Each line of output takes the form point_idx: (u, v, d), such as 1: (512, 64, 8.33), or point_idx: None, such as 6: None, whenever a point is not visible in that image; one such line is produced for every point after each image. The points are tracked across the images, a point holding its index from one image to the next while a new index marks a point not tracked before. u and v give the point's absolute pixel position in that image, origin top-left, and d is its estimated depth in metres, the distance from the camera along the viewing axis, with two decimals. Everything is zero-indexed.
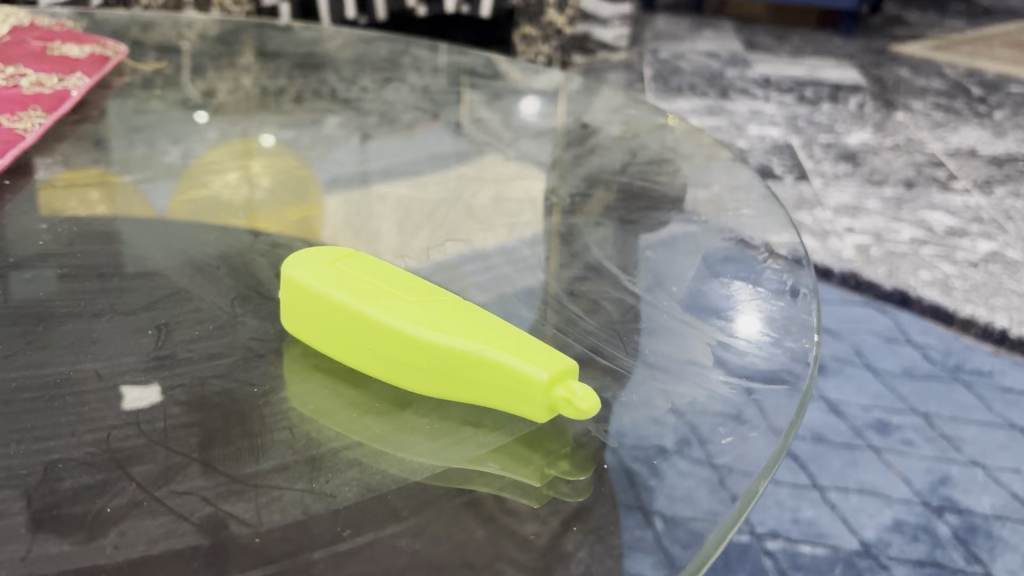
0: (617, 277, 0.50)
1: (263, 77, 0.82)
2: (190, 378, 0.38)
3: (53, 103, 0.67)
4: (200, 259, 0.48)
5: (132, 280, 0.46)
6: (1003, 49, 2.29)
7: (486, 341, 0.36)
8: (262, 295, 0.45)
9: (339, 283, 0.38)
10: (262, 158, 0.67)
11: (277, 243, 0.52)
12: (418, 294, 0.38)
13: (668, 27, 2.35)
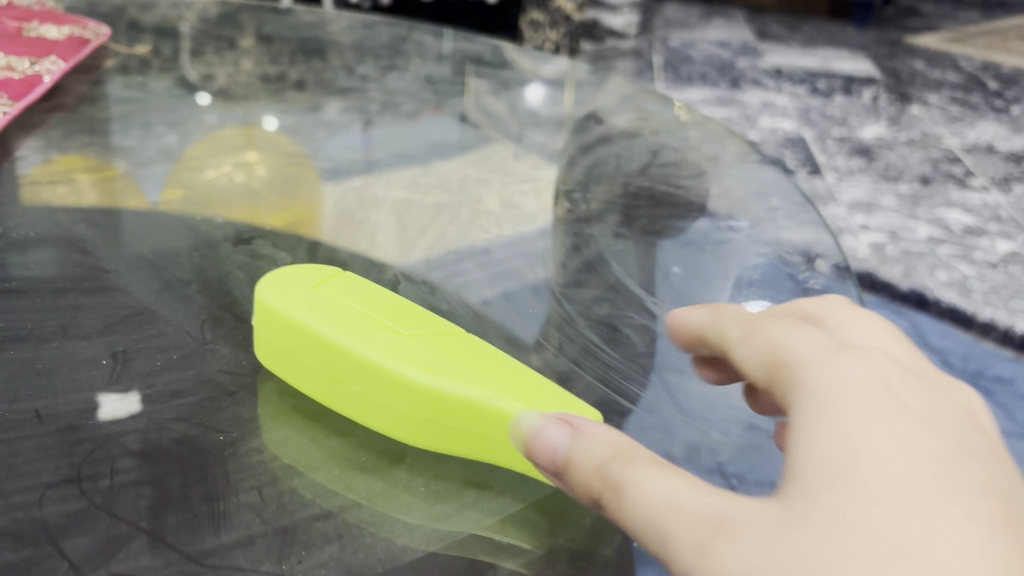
0: (642, 298, 0.53)
1: (264, 61, 0.85)
2: (146, 424, 0.36)
3: (21, 89, 0.65)
4: (168, 276, 0.48)
5: (88, 297, 0.45)
6: (1016, 44, 2.52)
7: (480, 382, 0.36)
8: (234, 318, 0.44)
9: (322, 312, 0.38)
10: (261, 149, 0.70)
11: (258, 255, 0.52)
12: (403, 324, 0.38)
13: (678, 17, 2.57)
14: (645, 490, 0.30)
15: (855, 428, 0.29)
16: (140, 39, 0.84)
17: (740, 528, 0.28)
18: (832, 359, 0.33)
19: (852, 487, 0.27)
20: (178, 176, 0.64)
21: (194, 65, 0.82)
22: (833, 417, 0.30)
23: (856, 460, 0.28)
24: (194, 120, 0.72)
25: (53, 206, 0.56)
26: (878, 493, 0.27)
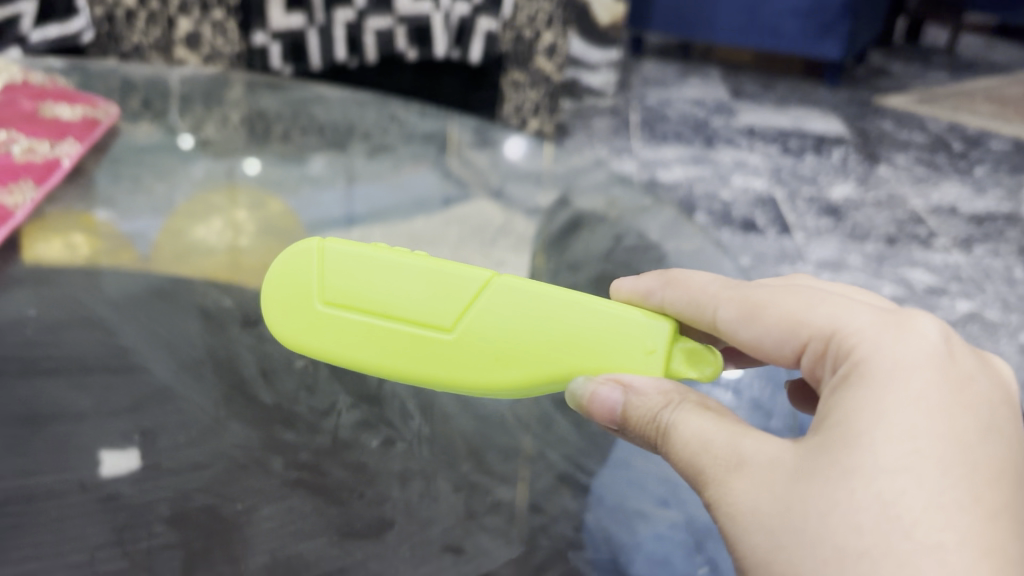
0: None
1: (252, 114, 0.90)
2: (173, 491, 0.40)
3: (46, 172, 0.59)
4: (184, 354, 0.50)
5: (112, 376, 0.47)
6: (981, 105, 2.61)
7: (550, 350, 0.41)
8: (247, 397, 0.47)
9: (363, 325, 0.44)
10: (247, 203, 0.75)
11: (256, 325, 0.54)
12: (430, 310, 0.43)
13: (656, 75, 2.65)
14: (683, 433, 0.37)
15: (885, 404, 0.33)
16: (136, 97, 0.88)
17: (762, 473, 0.34)
18: (892, 342, 0.36)
19: (871, 460, 0.32)
20: (171, 232, 0.66)
21: (186, 120, 0.86)
22: (875, 389, 0.34)
23: (883, 435, 0.32)
24: (180, 171, 0.77)
25: (51, 275, 0.57)
26: (892, 472, 0.31)
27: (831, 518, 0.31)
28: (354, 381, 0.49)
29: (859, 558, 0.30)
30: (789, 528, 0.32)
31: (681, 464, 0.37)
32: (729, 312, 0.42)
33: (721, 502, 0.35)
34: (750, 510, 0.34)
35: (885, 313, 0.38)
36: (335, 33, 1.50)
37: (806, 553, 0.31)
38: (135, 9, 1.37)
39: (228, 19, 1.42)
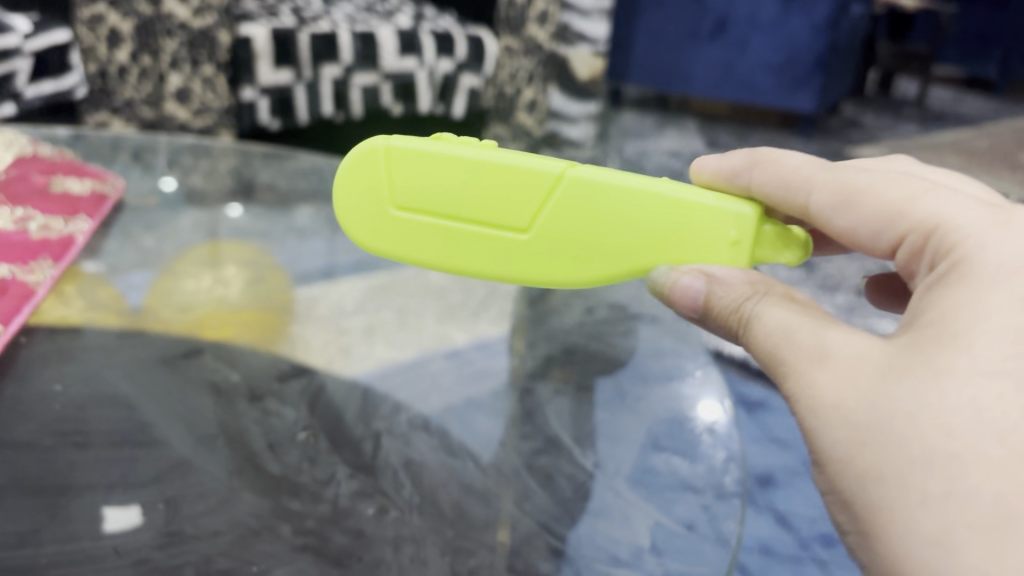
0: (588, 390, 0.59)
1: (240, 169, 0.95)
2: (197, 556, 0.45)
3: (59, 249, 0.64)
4: (200, 425, 0.54)
5: (136, 449, 0.51)
6: (950, 155, 2.69)
7: (629, 241, 0.46)
8: (257, 468, 0.52)
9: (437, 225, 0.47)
10: (229, 251, 0.79)
11: (258, 395, 0.59)
12: (504, 205, 0.46)
13: (635, 126, 2.72)
14: (769, 324, 0.40)
15: (988, 306, 0.35)
16: (131, 157, 0.93)
17: (851, 370, 0.37)
18: (1000, 238, 0.37)
19: (966, 363, 0.34)
20: (160, 284, 0.73)
21: (176, 176, 0.91)
22: (976, 290, 0.36)
23: (980, 341, 0.34)
24: (169, 224, 0.82)
25: (58, 331, 0.62)
26: (990, 374, 0.33)
27: (915, 421, 0.34)
28: (350, 452, 0.54)
29: (948, 460, 0.33)
30: (871, 426, 0.35)
31: (764, 352, 0.40)
32: (820, 198, 0.44)
33: (804, 394, 0.38)
34: (834, 402, 0.36)
35: (988, 209, 0.39)
36: (322, 90, 1.49)
37: (890, 450, 0.34)
38: (126, 65, 1.43)
39: (218, 74, 1.43)
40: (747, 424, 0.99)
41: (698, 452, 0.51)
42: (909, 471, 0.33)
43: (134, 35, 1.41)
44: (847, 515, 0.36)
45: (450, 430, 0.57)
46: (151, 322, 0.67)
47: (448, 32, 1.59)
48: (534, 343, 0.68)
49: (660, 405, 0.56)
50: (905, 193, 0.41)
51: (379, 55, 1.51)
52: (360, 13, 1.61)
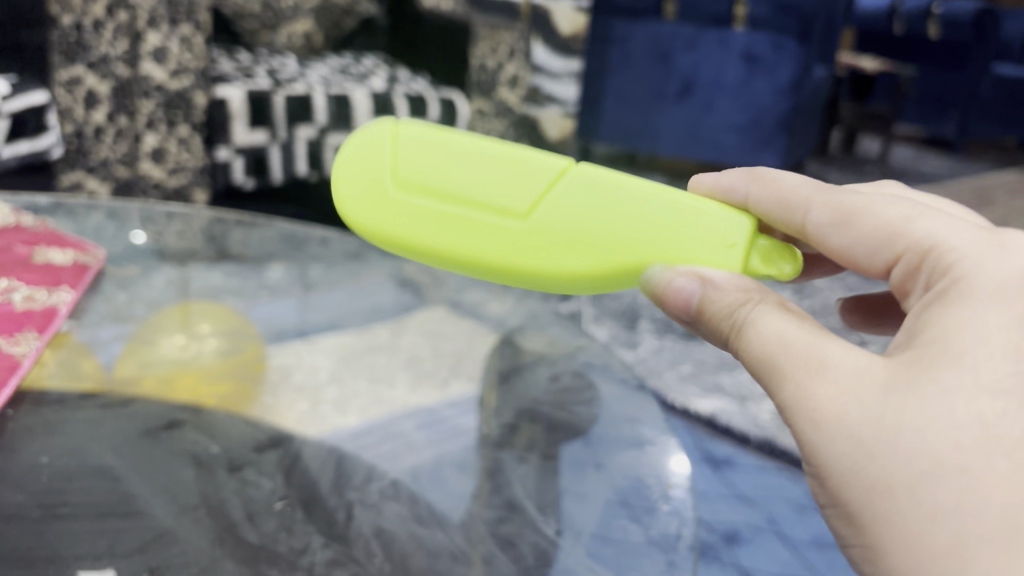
0: (558, 457, 0.62)
1: (210, 226, 0.98)
2: None
3: (43, 320, 0.67)
4: (184, 499, 0.56)
5: (122, 520, 0.53)
6: None
7: (633, 241, 0.46)
8: (237, 537, 0.53)
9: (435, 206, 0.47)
10: (200, 312, 0.79)
11: (236, 467, 0.61)
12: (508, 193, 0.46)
13: None
14: (772, 334, 0.42)
15: (983, 322, 0.39)
16: (103, 214, 0.95)
17: (854, 384, 0.39)
18: (990, 262, 0.41)
19: (963, 378, 0.38)
20: (136, 350, 0.74)
21: (148, 232, 0.93)
22: (970, 308, 0.40)
23: (977, 358, 0.38)
24: (143, 283, 0.84)
25: (40, 399, 0.63)
26: (989, 393, 0.37)
27: (924, 437, 0.37)
28: (323, 521, 0.56)
29: (958, 471, 0.37)
30: (883, 440, 0.38)
31: (765, 359, 0.42)
32: (819, 215, 0.47)
33: (810, 408, 0.40)
34: (841, 417, 0.39)
35: (978, 232, 0.43)
36: (297, 150, 1.48)
37: (903, 463, 0.38)
38: (103, 126, 1.32)
39: (194, 135, 1.37)
40: (712, 481, 1.01)
41: (655, 517, 0.53)
42: (916, 482, 0.37)
43: (112, 96, 1.31)
44: (852, 518, 0.40)
45: (426, 496, 0.60)
46: (127, 384, 0.69)
47: (421, 95, 1.63)
48: (500, 409, 0.71)
49: (621, 473, 0.58)
50: (900, 215, 0.45)
51: (354, 116, 1.52)
52: (335, 75, 1.64)
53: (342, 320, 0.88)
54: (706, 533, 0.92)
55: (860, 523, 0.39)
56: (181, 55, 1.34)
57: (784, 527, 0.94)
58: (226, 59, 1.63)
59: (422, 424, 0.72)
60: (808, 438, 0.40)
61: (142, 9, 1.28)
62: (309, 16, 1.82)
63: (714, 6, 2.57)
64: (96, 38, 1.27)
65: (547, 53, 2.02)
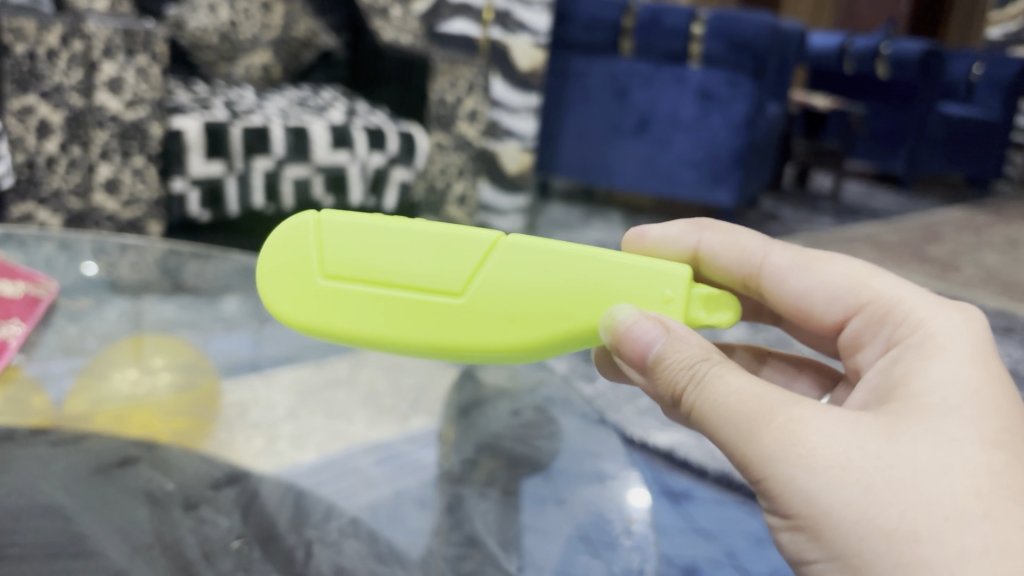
0: (521, 494, 0.62)
1: (163, 257, 0.96)
2: None
3: None
4: (136, 537, 0.54)
5: (72, 560, 0.51)
6: (866, 247, 2.78)
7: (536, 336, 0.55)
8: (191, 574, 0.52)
9: (372, 292, 0.53)
10: (156, 351, 0.79)
11: (191, 505, 0.60)
12: (438, 273, 0.52)
13: (561, 215, 2.72)
14: (717, 390, 0.46)
15: (953, 396, 0.46)
16: (55, 244, 0.93)
17: (829, 427, 0.44)
18: (958, 355, 0.49)
19: (943, 434, 0.44)
20: (89, 387, 0.72)
21: (101, 262, 0.92)
22: (947, 387, 0.46)
23: (954, 420, 0.44)
24: (95, 316, 0.83)
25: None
26: (969, 448, 0.43)
27: (903, 475, 0.42)
28: (281, 558, 0.55)
29: (935, 509, 0.41)
30: (859, 477, 0.42)
31: (706, 420, 0.46)
32: (782, 259, 0.62)
33: (779, 449, 0.43)
34: (815, 453, 0.43)
35: (949, 327, 0.51)
36: (253, 182, 1.47)
37: (880, 497, 0.42)
38: (56, 155, 1.29)
39: (149, 166, 1.34)
40: (671, 515, 1.01)
41: (617, 552, 0.55)
42: (915, 517, 0.41)
43: (66, 126, 1.29)
44: (824, 543, 0.43)
45: (385, 533, 0.60)
46: (79, 420, 0.68)
47: (380, 127, 1.63)
48: (460, 444, 0.71)
49: (582, 509, 0.59)
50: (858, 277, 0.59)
51: (312, 148, 1.52)
52: (294, 108, 1.64)
53: (299, 355, 0.87)
54: (666, 567, 0.92)
55: (833, 550, 0.43)
56: (137, 85, 1.31)
57: (743, 560, 0.94)
58: (183, 90, 1.61)
59: (381, 459, 0.71)
60: (778, 475, 0.44)
61: (97, 39, 1.27)
62: (267, 49, 1.81)
63: (671, 44, 2.59)
64: (50, 68, 1.26)
65: (505, 88, 2.03)
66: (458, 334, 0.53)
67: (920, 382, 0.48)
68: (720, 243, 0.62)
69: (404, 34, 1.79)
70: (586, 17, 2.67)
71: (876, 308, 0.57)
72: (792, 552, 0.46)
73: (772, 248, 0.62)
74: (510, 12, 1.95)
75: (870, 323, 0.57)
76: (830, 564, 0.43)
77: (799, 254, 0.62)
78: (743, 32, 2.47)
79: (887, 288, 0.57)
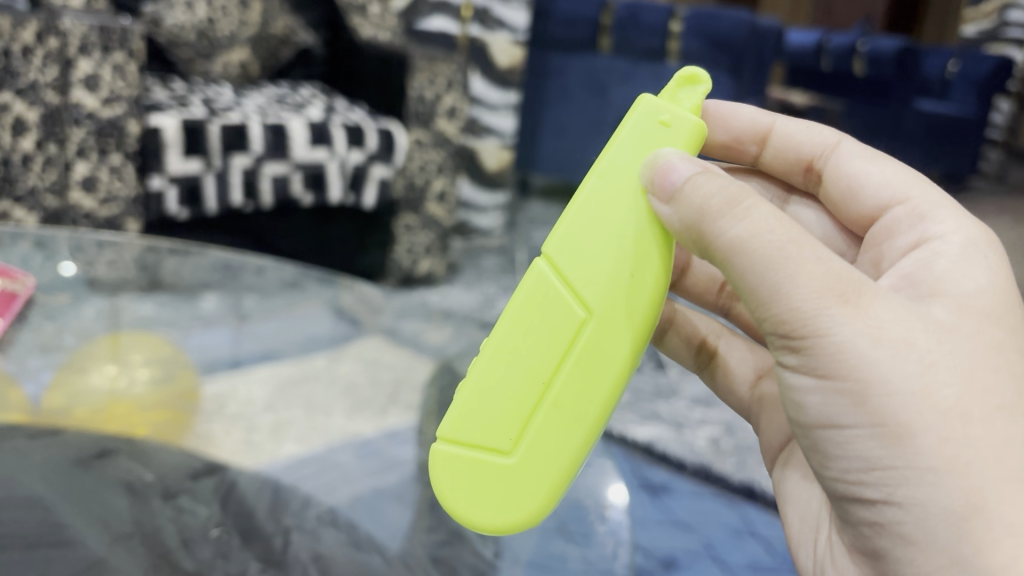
0: None
1: (141, 252, 0.96)
2: None
3: None
4: (117, 528, 0.54)
5: (52, 550, 0.51)
6: None
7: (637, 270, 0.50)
8: (173, 565, 0.52)
9: (544, 406, 0.49)
10: (132, 348, 0.79)
11: (171, 497, 0.60)
12: (553, 331, 0.49)
13: (540, 212, 2.72)
14: (760, 232, 0.42)
15: (988, 299, 0.48)
16: (30, 241, 0.92)
17: (893, 306, 0.43)
18: (989, 261, 0.51)
19: (985, 334, 0.46)
20: (66, 384, 0.72)
21: (77, 258, 0.91)
22: (983, 289, 0.48)
23: (991, 322, 0.46)
24: (73, 313, 0.83)
25: None
26: (1003, 351, 0.46)
27: (958, 366, 0.43)
28: (261, 548, 0.55)
29: (986, 397, 0.43)
30: (921, 355, 0.43)
31: (770, 270, 0.42)
32: (851, 147, 0.61)
33: (848, 314, 0.42)
34: (883, 326, 0.42)
35: (975, 231, 0.53)
36: (232, 180, 1.46)
37: (939, 381, 0.43)
38: (32, 153, 1.28)
39: (127, 164, 1.34)
40: (649, 506, 1.02)
41: (593, 540, 0.56)
42: (963, 401, 0.43)
43: (41, 123, 1.28)
44: (867, 410, 0.43)
45: (364, 526, 0.60)
46: (57, 416, 0.67)
47: (359, 125, 1.63)
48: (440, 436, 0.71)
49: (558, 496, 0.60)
50: (911, 181, 0.57)
51: (290, 146, 1.52)
52: (271, 104, 1.64)
53: (279, 348, 0.90)
54: (644, 560, 0.92)
55: (876, 418, 0.42)
56: (114, 83, 1.31)
57: (721, 552, 0.95)
58: (160, 87, 1.60)
59: (360, 454, 0.72)
60: (840, 338, 0.42)
61: (73, 36, 1.27)
62: (244, 45, 1.82)
63: (649, 41, 2.61)
64: (25, 65, 1.25)
65: (484, 85, 2.03)
66: (622, 338, 0.49)
67: (957, 279, 0.49)
68: (794, 125, 0.63)
69: (383, 31, 1.85)
70: (565, 15, 2.65)
71: (918, 204, 0.56)
72: (814, 413, 0.45)
73: (848, 139, 0.61)
74: (489, 9, 1.95)
75: (903, 217, 0.56)
76: (866, 430, 0.43)
77: (870, 151, 0.60)
78: (719, 29, 2.53)
79: (935, 193, 0.56)
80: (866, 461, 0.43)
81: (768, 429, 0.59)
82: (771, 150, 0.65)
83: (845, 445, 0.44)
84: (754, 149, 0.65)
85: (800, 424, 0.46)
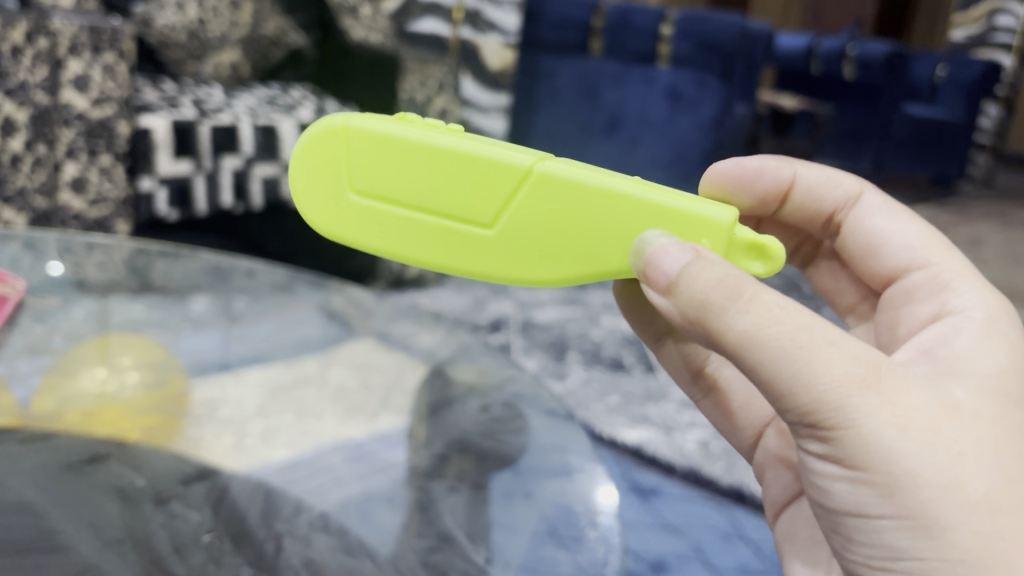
0: (491, 487, 0.64)
1: (132, 256, 0.96)
2: None
3: None
4: (108, 532, 0.54)
5: (44, 555, 0.51)
6: None
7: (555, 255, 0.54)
8: (165, 569, 0.52)
9: (404, 214, 0.54)
10: (119, 347, 0.78)
11: (163, 501, 0.60)
12: (465, 200, 0.53)
13: None
14: (770, 326, 0.43)
15: (1007, 379, 0.50)
16: (19, 243, 0.92)
17: (920, 395, 0.45)
18: (1008, 340, 0.53)
19: (1004, 415, 0.48)
20: (58, 387, 0.72)
21: (67, 260, 0.91)
22: (1002, 370, 0.51)
23: (1010, 403, 0.49)
24: (61, 316, 0.83)
25: None
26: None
27: (983, 453, 0.46)
28: (252, 552, 0.56)
29: (1016, 485, 0.46)
30: (948, 446, 0.45)
31: (785, 361, 0.43)
32: (873, 199, 0.65)
33: (870, 405, 0.43)
34: (910, 417, 0.44)
35: (998, 312, 0.56)
36: (222, 180, 1.47)
37: (967, 471, 0.45)
38: (21, 154, 1.26)
39: (117, 165, 1.33)
40: (638, 511, 1.02)
41: (583, 544, 0.56)
42: (990, 491, 0.45)
43: (31, 124, 1.27)
44: (896, 500, 0.45)
45: (355, 529, 0.60)
46: (47, 419, 0.68)
47: None
48: (430, 440, 0.72)
49: (548, 502, 0.61)
50: (933, 241, 0.62)
51: (281, 147, 1.53)
52: (262, 106, 1.64)
53: (268, 353, 0.88)
54: (634, 563, 0.93)
55: (906, 510, 0.45)
56: (104, 83, 1.31)
57: (710, 555, 0.96)
58: (151, 88, 1.60)
59: (350, 457, 0.72)
60: (867, 429, 0.43)
61: (63, 36, 1.27)
62: (235, 46, 1.81)
63: (639, 44, 2.61)
64: (15, 65, 1.23)
65: (475, 87, 2.00)
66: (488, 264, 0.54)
67: (978, 361, 0.51)
68: (815, 175, 0.66)
69: (374, 34, 1.82)
70: (556, 17, 2.58)
71: (940, 271, 0.60)
72: (842, 499, 0.47)
73: (869, 191, 0.66)
74: (480, 11, 1.92)
75: (927, 282, 0.60)
76: (896, 518, 0.45)
77: (890, 206, 0.65)
78: (713, 32, 2.53)
79: (957, 260, 0.61)
80: (895, 550, 0.46)
81: (773, 485, 0.62)
82: (795, 198, 0.67)
83: (876, 533, 0.46)
84: (778, 202, 0.67)
85: (825, 505, 0.48)
